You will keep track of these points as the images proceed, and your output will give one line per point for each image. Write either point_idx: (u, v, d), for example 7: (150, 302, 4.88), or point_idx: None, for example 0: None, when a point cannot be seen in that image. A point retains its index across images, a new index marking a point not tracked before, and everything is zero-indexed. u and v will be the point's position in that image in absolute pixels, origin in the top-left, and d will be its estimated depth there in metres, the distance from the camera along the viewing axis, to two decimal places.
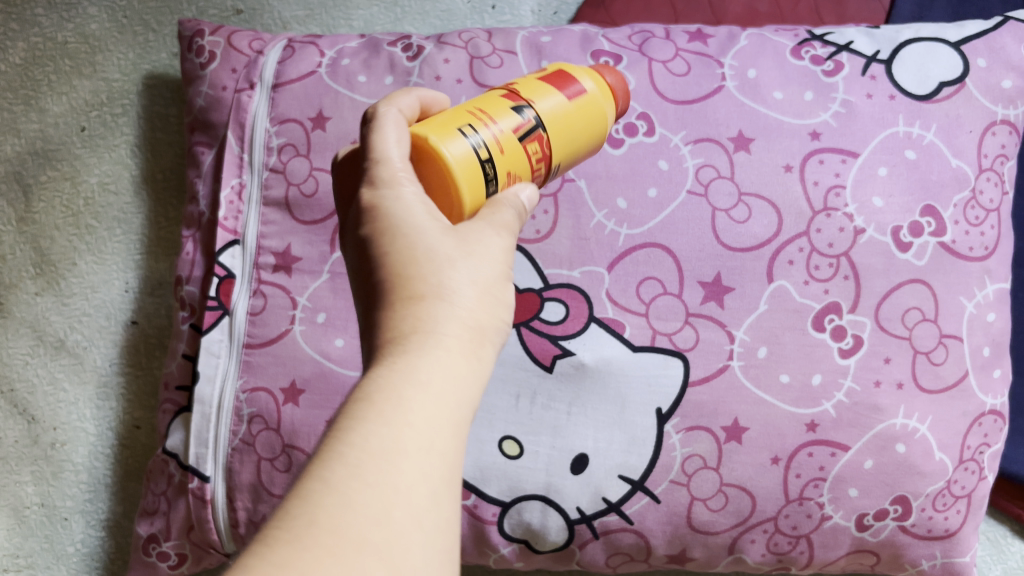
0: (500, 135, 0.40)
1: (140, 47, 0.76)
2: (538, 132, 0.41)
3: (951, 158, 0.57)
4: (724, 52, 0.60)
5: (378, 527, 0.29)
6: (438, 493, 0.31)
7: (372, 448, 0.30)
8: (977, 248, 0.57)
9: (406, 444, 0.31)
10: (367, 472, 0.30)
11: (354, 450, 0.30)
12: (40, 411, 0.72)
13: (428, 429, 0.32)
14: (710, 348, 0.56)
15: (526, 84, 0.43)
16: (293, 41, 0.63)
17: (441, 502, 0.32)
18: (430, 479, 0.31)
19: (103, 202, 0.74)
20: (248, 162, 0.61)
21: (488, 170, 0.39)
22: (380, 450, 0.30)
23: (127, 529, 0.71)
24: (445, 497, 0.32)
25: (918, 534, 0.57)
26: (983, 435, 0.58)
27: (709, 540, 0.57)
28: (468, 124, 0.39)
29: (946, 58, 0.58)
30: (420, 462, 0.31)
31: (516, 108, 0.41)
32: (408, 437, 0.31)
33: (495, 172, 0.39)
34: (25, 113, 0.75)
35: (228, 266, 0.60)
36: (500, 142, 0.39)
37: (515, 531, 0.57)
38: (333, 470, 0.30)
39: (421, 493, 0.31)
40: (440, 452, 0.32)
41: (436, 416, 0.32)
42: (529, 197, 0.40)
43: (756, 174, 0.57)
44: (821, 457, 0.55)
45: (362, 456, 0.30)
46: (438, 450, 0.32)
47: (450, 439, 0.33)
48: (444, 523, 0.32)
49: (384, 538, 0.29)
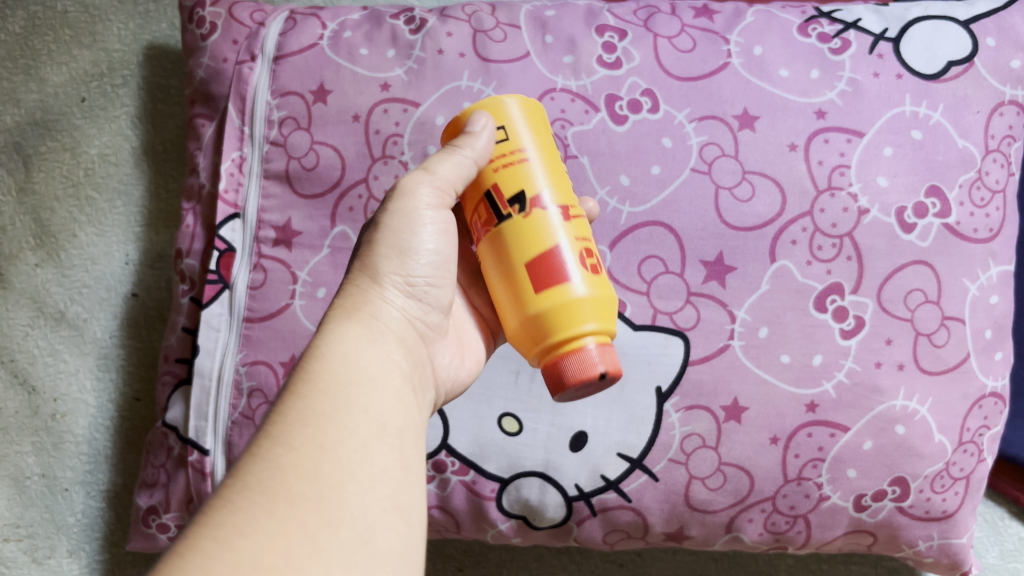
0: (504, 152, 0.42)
1: (140, 17, 0.76)
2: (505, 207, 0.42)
3: (958, 139, 0.56)
4: (730, 29, 0.59)
5: (307, 482, 0.33)
6: (368, 444, 0.35)
7: (295, 418, 0.35)
8: (981, 230, 0.57)
9: (324, 406, 0.35)
10: (293, 437, 0.34)
11: (282, 422, 0.35)
12: (40, 382, 0.72)
13: (346, 390, 0.36)
14: (711, 327, 0.55)
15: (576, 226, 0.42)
16: (295, 12, 0.62)
17: (376, 453, 0.35)
18: (356, 433, 0.35)
19: (102, 173, 0.74)
20: (249, 134, 0.60)
21: None
22: (301, 417, 0.35)
23: (127, 500, 0.72)
24: (378, 448, 0.35)
25: (916, 515, 0.58)
26: (983, 417, 0.58)
27: (707, 518, 0.57)
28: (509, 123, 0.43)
29: (955, 37, 0.58)
30: (342, 420, 0.35)
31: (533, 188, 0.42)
32: (324, 401, 0.35)
33: None
34: (25, 82, 0.74)
35: (228, 240, 0.59)
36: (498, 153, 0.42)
37: (513, 508, 0.57)
38: (264, 441, 0.34)
39: (348, 450, 0.34)
40: (364, 410, 0.36)
41: (353, 379, 0.37)
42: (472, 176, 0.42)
43: (760, 153, 0.56)
44: (820, 437, 0.55)
45: (286, 424, 0.35)
46: (359, 406, 0.36)
47: (373, 397, 0.37)
48: (385, 473, 0.35)
49: (314, 490, 0.32)
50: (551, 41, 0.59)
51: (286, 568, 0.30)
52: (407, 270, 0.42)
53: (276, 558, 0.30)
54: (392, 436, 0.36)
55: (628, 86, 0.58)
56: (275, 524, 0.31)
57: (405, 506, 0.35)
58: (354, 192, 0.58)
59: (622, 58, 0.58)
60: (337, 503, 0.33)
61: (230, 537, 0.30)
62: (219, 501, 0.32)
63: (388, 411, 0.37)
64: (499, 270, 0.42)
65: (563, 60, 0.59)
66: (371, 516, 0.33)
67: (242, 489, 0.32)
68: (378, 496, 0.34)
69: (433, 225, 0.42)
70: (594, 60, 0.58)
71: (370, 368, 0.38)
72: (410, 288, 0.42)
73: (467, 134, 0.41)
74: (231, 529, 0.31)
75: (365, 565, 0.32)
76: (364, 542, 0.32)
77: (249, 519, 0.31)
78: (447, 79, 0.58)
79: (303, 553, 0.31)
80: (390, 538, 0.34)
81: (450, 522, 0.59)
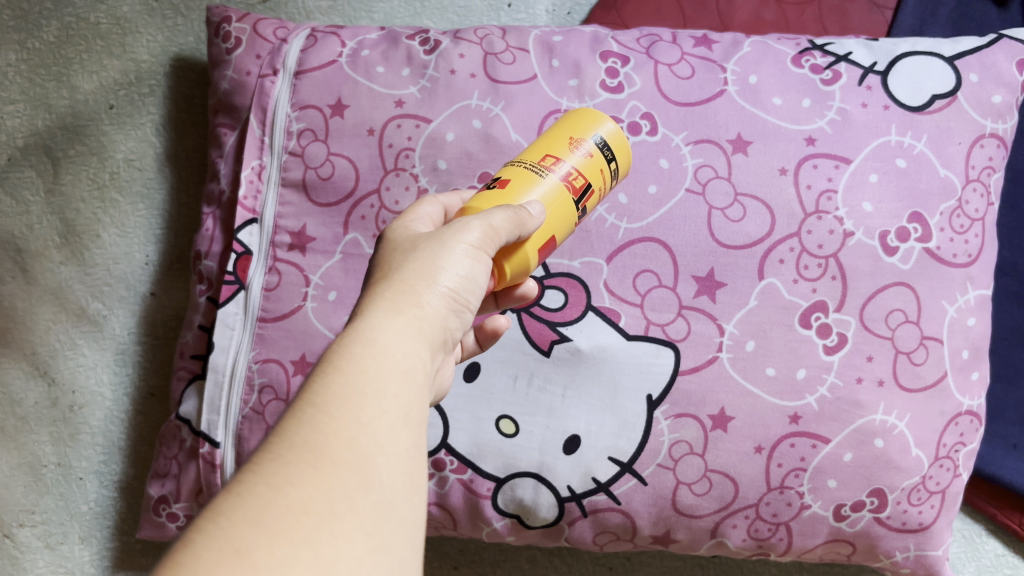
0: (601, 170, 0.48)
1: (168, 30, 0.79)
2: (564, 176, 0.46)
3: (940, 168, 0.59)
4: (727, 58, 0.63)
5: (347, 446, 0.34)
6: (397, 426, 0.36)
7: (337, 392, 0.35)
8: (961, 255, 0.60)
9: (364, 385, 0.36)
10: (334, 406, 0.35)
11: (322, 390, 0.35)
12: (60, 374, 0.76)
13: (389, 378, 0.37)
14: (700, 339, 0.58)
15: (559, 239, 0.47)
16: (316, 30, 0.66)
17: (402, 433, 0.36)
18: (389, 414, 0.36)
19: (127, 177, 0.78)
20: (269, 144, 0.63)
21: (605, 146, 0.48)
22: (344, 391, 0.35)
23: (139, 490, 0.75)
24: (404, 431, 0.36)
25: (893, 526, 0.60)
26: (959, 434, 0.61)
27: (693, 523, 0.60)
28: (617, 170, 0.49)
29: (940, 72, 0.61)
30: (379, 400, 0.36)
31: (580, 204, 0.47)
32: (364, 382, 0.36)
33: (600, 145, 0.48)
34: (56, 89, 0.78)
35: (245, 244, 0.63)
36: (600, 167, 0.48)
37: (508, 506, 0.60)
38: (306, 406, 0.35)
39: (381, 427, 0.35)
40: (399, 393, 0.37)
41: (396, 371, 0.37)
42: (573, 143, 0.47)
43: (752, 176, 0.59)
44: (802, 448, 0.58)
45: (327, 395, 0.35)
46: (394, 390, 0.37)
47: (406, 388, 0.37)
48: (407, 450, 0.36)
49: (353, 454, 0.33)
50: (558, 64, 0.63)
51: (329, 516, 0.31)
52: (449, 280, 0.41)
53: (320, 504, 0.32)
54: (415, 421, 0.37)
55: (629, 109, 0.61)
56: (319, 479, 0.32)
57: (419, 480, 0.37)
58: (366, 202, 0.61)
59: (624, 83, 0.62)
60: (372, 468, 0.34)
61: (281, 484, 0.32)
62: (265, 455, 0.33)
63: (415, 396, 0.38)
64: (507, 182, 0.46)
65: (568, 83, 0.62)
66: (395, 484, 0.35)
67: (287, 445, 0.33)
68: (401, 468, 0.36)
69: (475, 259, 0.42)
70: (597, 84, 0.62)
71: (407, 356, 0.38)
72: (450, 301, 0.41)
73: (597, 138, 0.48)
74: (281, 479, 0.32)
75: (391, 526, 0.34)
76: (390, 505, 0.34)
77: (297, 472, 0.32)
78: (458, 97, 0.62)
79: (343, 506, 0.32)
80: (407, 505, 0.35)
81: (447, 518, 0.62)
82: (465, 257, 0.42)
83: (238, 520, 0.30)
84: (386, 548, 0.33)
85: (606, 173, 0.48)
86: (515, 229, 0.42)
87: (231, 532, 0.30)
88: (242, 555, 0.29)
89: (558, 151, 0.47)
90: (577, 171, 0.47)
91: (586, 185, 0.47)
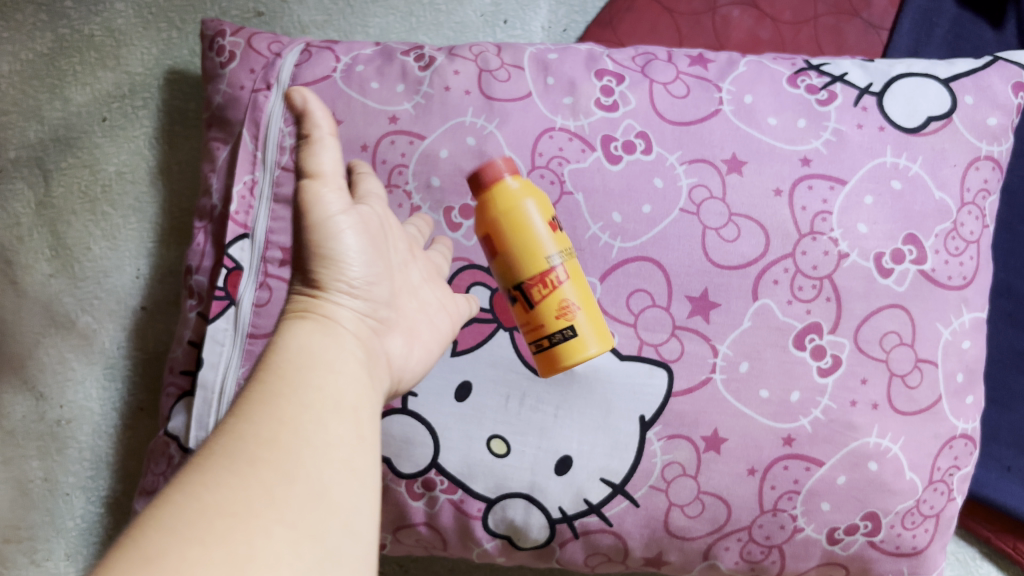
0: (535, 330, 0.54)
1: (163, 43, 0.79)
2: (524, 284, 0.53)
3: (935, 191, 0.59)
4: (723, 77, 0.63)
5: (261, 448, 0.37)
6: (323, 417, 0.39)
7: (259, 399, 0.40)
8: (955, 277, 0.59)
9: (284, 388, 0.40)
10: (255, 414, 0.39)
11: (247, 403, 0.40)
12: (48, 388, 0.75)
13: (300, 375, 0.41)
14: (693, 360, 0.58)
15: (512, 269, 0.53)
16: (310, 45, 0.66)
17: (330, 424, 0.39)
18: (312, 409, 0.39)
19: (119, 190, 0.77)
20: (262, 159, 0.63)
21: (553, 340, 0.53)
22: (265, 398, 0.39)
23: (125, 506, 0.74)
24: (331, 421, 0.40)
25: (887, 549, 0.60)
26: (954, 457, 0.60)
27: (685, 545, 0.59)
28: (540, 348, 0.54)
29: (935, 94, 0.61)
30: (298, 399, 0.39)
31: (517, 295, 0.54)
32: (284, 386, 0.40)
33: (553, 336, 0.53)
34: (49, 101, 0.77)
35: (236, 259, 0.62)
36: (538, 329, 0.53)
37: (498, 527, 0.59)
38: (233, 419, 0.39)
39: (304, 421, 0.39)
40: (314, 391, 0.40)
41: (302, 365, 0.41)
42: (547, 304, 0.53)
43: (747, 197, 0.59)
44: (796, 471, 0.57)
45: (250, 405, 0.39)
46: (316, 387, 0.40)
47: (327, 379, 0.41)
48: (339, 440, 0.39)
49: (268, 452, 0.37)
50: (553, 82, 0.62)
51: (242, 514, 0.34)
52: (344, 271, 0.45)
53: (234, 503, 0.34)
54: (346, 410, 0.41)
55: (624, 127, 0.61)
56: (235, 479, 0.35)
57: (357, 467, 0.39)
58: None
59: (619, 101, 0.61)
60: (287, 466, 0.37)
61: (196, 491, 0.35)
62: (192, 466, 0.37)
63: (341, 389, 0.41)
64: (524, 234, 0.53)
65: (563, 101, 0.62)
66: (326, 473, 0.37)
67: (210, 456, 0.37)
68: (331, 460, 0.38)
69: (354, 233, 0.46)
70: (592, 102, 0.61)
71: (314, 352, 0.42)
72: (350, 290, 0.46)
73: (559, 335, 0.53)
74: (198, 485, 0.35)
75: (318, 515, 0.36)
76: (317, 494, 0.37)
77: (214, 478, 0.35)
78: (452, 114, 0.61)
79: (259, 502, 0.35)
80: (340, 492, 0.38)
81: (437, 538, 0.61)
82: (352, 239, 0.46)
83: (151, 529, 0.33)
84: (313, 537, 0.35)
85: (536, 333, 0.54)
86: (317, 143, 0.45)
87: (142, 542, 0.32)
88: (150, 560, 0.31)
89: (572, 284, 0.53)
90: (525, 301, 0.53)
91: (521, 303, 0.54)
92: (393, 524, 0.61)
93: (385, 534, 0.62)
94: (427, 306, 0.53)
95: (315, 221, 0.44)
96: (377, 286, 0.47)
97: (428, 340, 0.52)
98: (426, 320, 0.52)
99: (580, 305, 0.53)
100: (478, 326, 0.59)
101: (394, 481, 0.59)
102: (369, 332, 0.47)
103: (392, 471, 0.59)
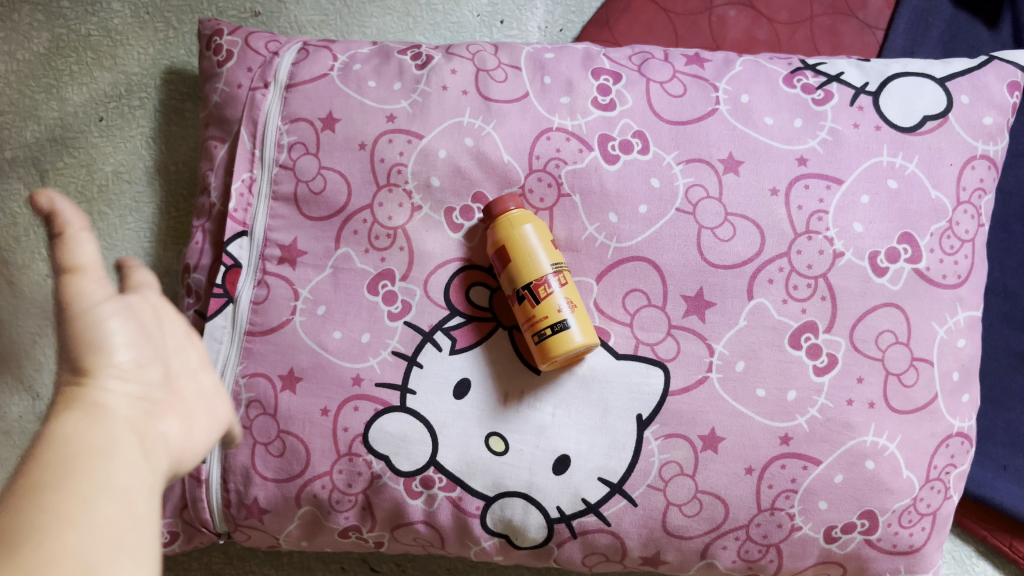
0: (534, 325, 0.56)
1: (160, 43, 0.79)
2: (532, 282, 0.56)
3: (931, 190, 0.59)
4: (719, 77, 0.63)
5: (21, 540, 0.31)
6: (89, 499, 0.34)
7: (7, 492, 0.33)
8: (950, 276, 0.60)
9: (37, 474, 0.34)
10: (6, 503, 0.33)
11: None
12: (45, 389, 0.75)
13: (55, 461, 0.35)
14: (690, 359, 0.58)
15: (518, 272, 0.56)
16: (308, 44, 0.66)
17: (100, 504, 0.34)
18: (78, 493, 0.34)
19: (116, 190, 0.77)
20: (259, 157, 0.62)
21: (550, 331, 0.55)
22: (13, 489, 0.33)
23: None
24: (103, 502, 0.34)
25: (884, 548, 0.60)
26: (950, 455, 0.61)
27: (683, 544, 0.59)
28: (535, 341, 0.56)
29: (931, 93, 0.61)
30: (60, 479, 0.34)
31: (521, 295, 0.56)
32: (40, 469, 0.34)
33: (551, 328, 0.55)
34: (46, 100, 0.77)
35: (235, 257, 0.61)
36: (538, 323, 0.55)
37: (496, 526, 0.59)
38: None
39: (69, 502, 0.33)
40: (85, 472, 0.35)
41: (59, 453, 0.35)
42: (551, 299, 0.55)
43: (743, 196, 0.59)
44: (793, 469, 0.57)
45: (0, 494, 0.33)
46: (81, 468, 0.35)
47: (94, 461, 0.35)
48: (111, 519, 0.34)
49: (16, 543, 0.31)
50: (550, 81, 0.62)
51: None
52: (101, 349, 0.39)
53: None
54: (118, 487, 0.35)
55: (620, 127, 0.61)
56: None
57: (131, 545, 0.34)
58: (358, 217, 0.61)
59: (615, 101, 0.61)
60: (44, 549, 0.32)
61: None
62: None
63: (110, 463, 0.36)
64: (537, 241, 0.57)
65: (560, 100, 0.62)
66: (93, 552, 0.33)
67: None
68: (100, 540, 0.33)
69: (110, 305, 0.40)
70: (589, 102, 0.61)
71: (81, 441, 0.36)
72: (116, 368, 0.39)
73: (559, 327, 0.55)
74: None
75: None
76: None
77: None
78: (449, 114, 0.61)
79: None
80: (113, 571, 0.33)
81: (435, 537, 0.61)
82: (108, 315, 0.40)
83: None
84: None
85: (535, 327, 0.56)
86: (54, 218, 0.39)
87: None
88: None
89: (574, 291, 0.57)
90: (528, 298, 0.56)
91: (524, 299, 0.56)
92: (391, 523, 0.61)
93: (382, 533, 0.62)
94: (207, 391, 0.46)
95: (78, 308, 0.39)
96: (149, 367, 0.41)
97: (210, 426, 0.45)
98: (209, 403, 0.45)
99: (578, 307, 0.56)
100: (478, 325, 0.60)
101: (391, 479, 0.58)
102: (145, 415, 0.40)
103: (390, 469, 0.58)
